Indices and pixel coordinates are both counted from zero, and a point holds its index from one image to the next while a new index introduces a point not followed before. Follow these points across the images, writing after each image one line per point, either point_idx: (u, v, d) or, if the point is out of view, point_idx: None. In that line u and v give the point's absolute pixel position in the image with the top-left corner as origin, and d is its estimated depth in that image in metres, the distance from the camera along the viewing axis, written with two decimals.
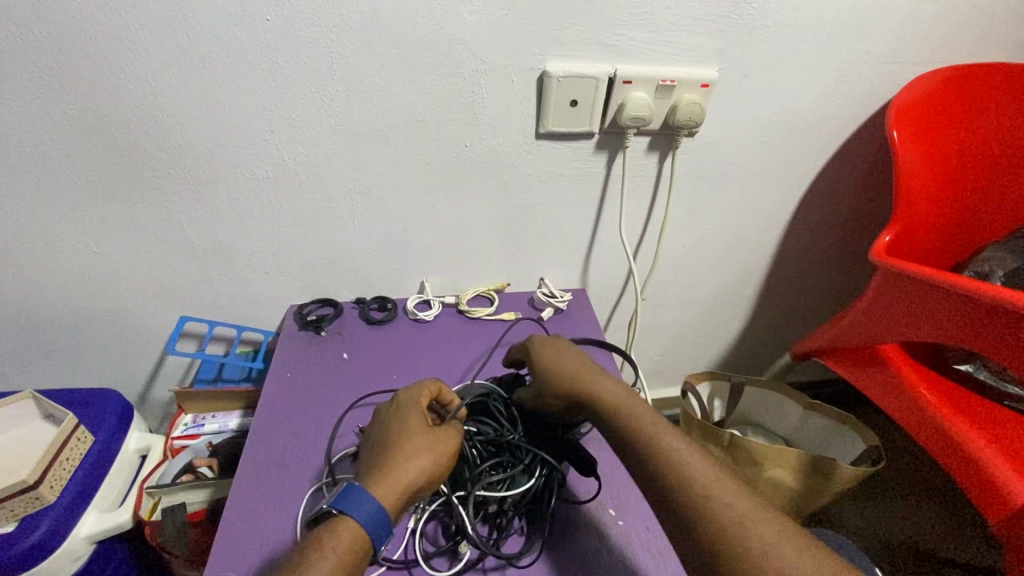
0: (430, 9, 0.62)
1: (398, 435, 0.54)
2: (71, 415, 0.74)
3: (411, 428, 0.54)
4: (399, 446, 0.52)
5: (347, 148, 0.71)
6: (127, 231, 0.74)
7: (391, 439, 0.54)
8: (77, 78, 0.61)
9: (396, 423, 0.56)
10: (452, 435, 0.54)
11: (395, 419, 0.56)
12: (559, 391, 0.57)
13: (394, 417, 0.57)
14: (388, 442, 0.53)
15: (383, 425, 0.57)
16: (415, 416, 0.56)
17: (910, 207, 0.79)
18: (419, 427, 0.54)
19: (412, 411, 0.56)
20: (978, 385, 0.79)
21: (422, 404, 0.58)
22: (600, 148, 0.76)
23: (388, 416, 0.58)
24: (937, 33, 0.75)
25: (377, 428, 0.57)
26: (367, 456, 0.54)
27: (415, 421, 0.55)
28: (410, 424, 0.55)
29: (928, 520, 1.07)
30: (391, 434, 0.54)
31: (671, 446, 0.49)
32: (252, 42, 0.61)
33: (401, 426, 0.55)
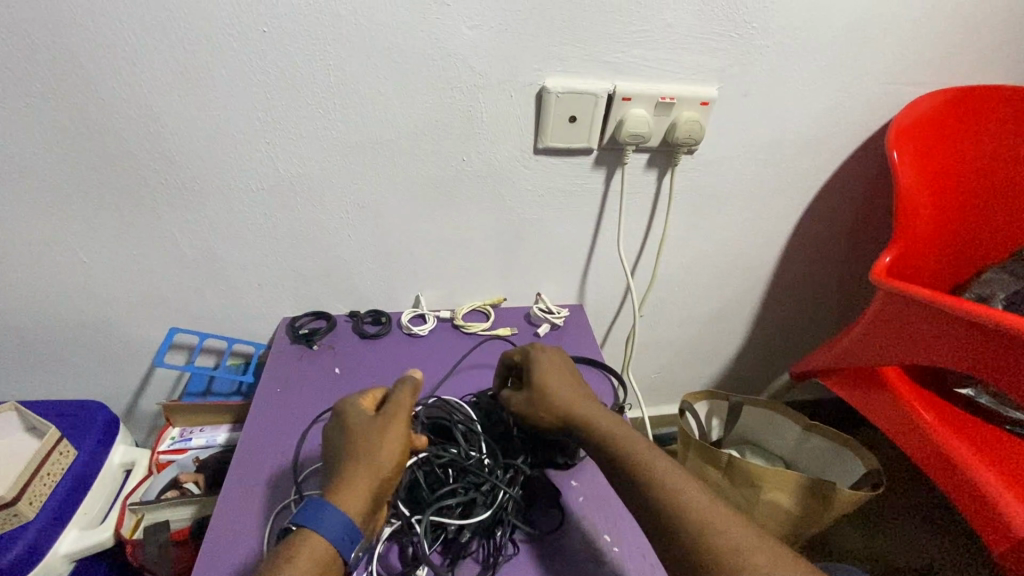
0: (429, 23, 0.61)
1: (341, 440, 0.52)
2: (54, 429, 0.72)
3: (350, 431, 0.52)
4: (344, 452, 0.50)
5: (342, 161, 0.70)
6: (116, 242, 0.73)
7: (337, 446, 0.52)
8: (66, 87, 0.60)
9: (336, 429, 0.54)
10: (396, 421, 0.52)
11: (335, 425, 0.54)
12: (556, 412, 0.57)
13: (333, 423, 0.55)
14: (334, 451, 0.51)
15: (327, 433, 0.54)
16: (352, 416, 0.54)
17: (911, 228, 0.78)
18: (359, 427, 0.52)
19: (347, 411, 0.54)
20: (981, 410, 0.77)
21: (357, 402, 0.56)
22: (598, 164, 0.76)
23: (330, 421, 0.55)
24: (938, 54, 0.75)
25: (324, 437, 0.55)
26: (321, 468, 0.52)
27: (353, 421, 0.53)
28: (349, 425, 0.53)
29: (925, 541, 1.06)
30: (335, 441, 0.52)
31: (669, 476, 0.49)
32: (247, 53, 0.61)
33: (342, 431, 0.53)
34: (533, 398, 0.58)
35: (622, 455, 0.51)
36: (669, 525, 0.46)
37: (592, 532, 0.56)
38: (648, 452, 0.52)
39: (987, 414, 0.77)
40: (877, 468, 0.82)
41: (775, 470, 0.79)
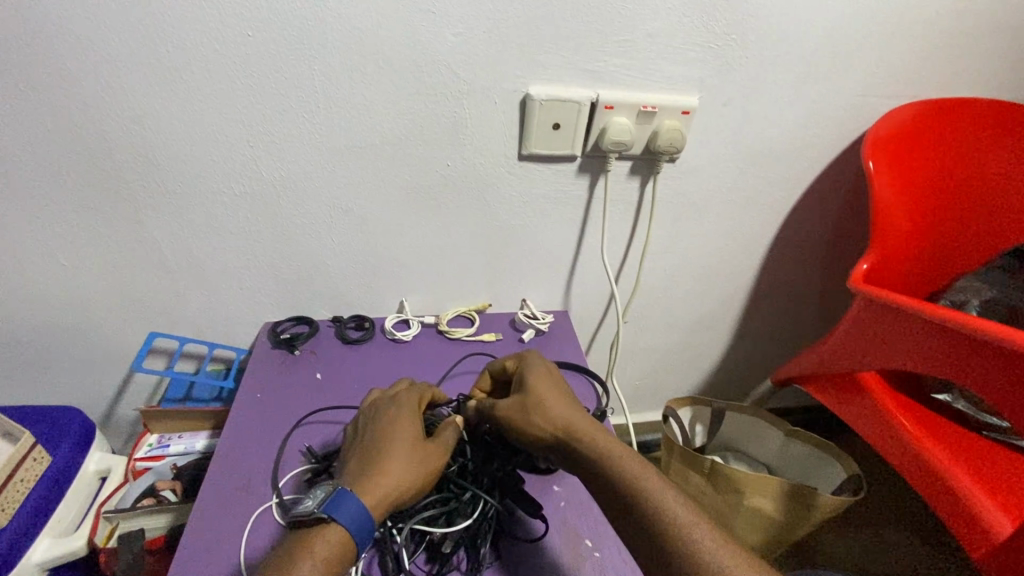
0: (413, 31, 0.62)
1: (396, 438, 0.54)
2: (28, 434, 0.71)
3: (409, 434, 0.54)
4: (395, 450, 0.52)
5: (325, 164, 0.70)
6: (93, 245, 0.72)
7: (388, 440, 0.54)
8: (44, 88, 0.59)
9: (391, 425, 0.56)
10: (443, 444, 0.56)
11: (391, 421, 0.56)
12: (552, 420, 0.55)
13: (389, 420, 0.57)
14: (384, 444, 0.53)
15: (378, 425, 0.56)
16: (412, 420, 0.56)
17: (886, 237, 0.80)
18: (418, 434, 0.55)
19: (405, 415, 0.57)
20: (958, 416, 0.79)
21: (418, 410, 0.59)
22: (582, 171, 0.77)
23: (383, 417, 0.58)
24: (910, 70, 0.77)
25: (371, 427, 0.57)
26: (357, 456, 0.53)
27: (412, 426, 0.55)
28: (409, 428, 0.55)
29: (904, 546, 1.07)
30: (387, 435, 0.54)
31: (650, 484, 0.49)
32: (231, 57, 0.61)
33: (399, 430, 0.55)
34: (526, 402, 0.57)
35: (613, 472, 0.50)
36: (665, 549, 0.45)
37: (573, 541, 0.56)
38: (638, 469, 0.50)
39: (964, 420, 0.78)
40: (857, 473, 0.83)
41: (755, 476, 0.80)
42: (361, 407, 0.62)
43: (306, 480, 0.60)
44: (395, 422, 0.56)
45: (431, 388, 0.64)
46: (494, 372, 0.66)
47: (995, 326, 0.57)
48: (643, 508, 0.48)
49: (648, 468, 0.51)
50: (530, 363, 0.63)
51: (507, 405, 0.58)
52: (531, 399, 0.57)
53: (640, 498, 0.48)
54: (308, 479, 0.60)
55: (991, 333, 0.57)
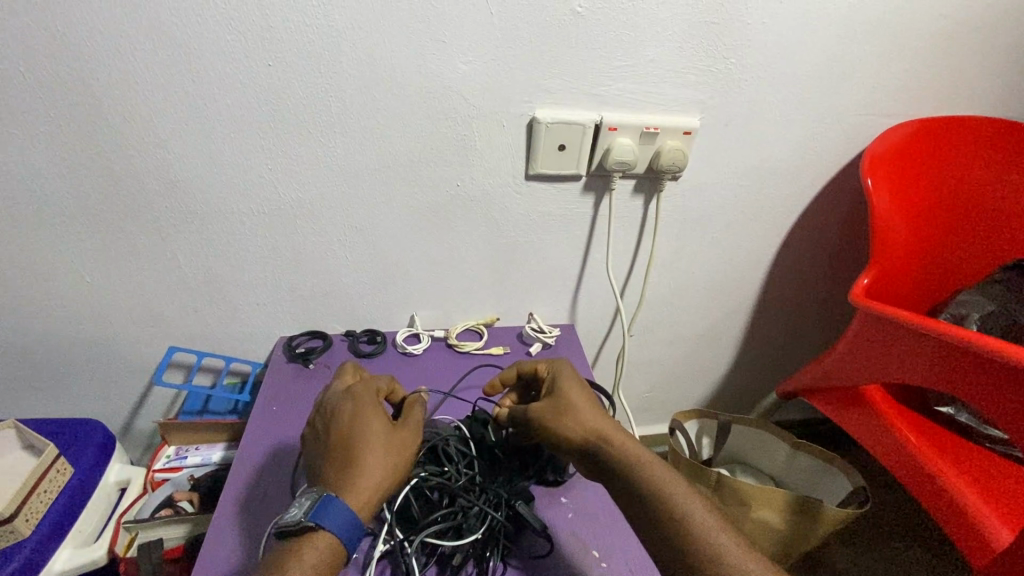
0: (425, 59, 0.65)
1: (363, 431, 0.54)
2: (52, 446, 0.73)
3: (374, 426, 0.54)
4: (367, 445, 0.53)
5: (340, 185, 0.73)
6: (118, 263, 0.75)
7: (357, 436, 0.53)
8: (78, 118, 0.63)
9: (355, 419, 0.55)
10: (410, 433, 0.56)
11: (352, 414, 0.56)
12: (581, 428, 0.55)
13: (351, 416, 0.56)
14: (353, 441, 0.53)
15: (340, 421, 0.56)
16: (374, 411, 0.56)
17: (887, 252, 0.81)
18: (384, 424, 0.55)
19: (367, 409, 0.56)
20: (961, 428, 0.80)
21: (376, 400, 0.58)
22: (587, 190, 0.79)
23: (343, 412, 0.57)
24: (906, 89, 0.79)
25: (334, 422, 0.56)
26: (330, 456, 0.53)
27: (377, 418, 0.55)
28: (373, 420, 0.55)
29: (914, 559, 1.07)
30: (354, 431, 0.54)
31: (669, 486, 0.50)
32: (252, 85, 0.64)
33: (365, 423, 0.55)
34: (558, 404, 0.58)
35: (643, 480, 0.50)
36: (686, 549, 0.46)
37: (580, 550, 0.57)
38: (668, 475, 0.51)
39: (966, 432, 0.79)
40: (863, 486, 0.84)
41: (760, 488, 0.81)
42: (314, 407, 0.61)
43: None
44: (355, 419, 0.55)
45: (382, 380, 0.64)
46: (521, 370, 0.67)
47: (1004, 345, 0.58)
48: (673, 514, 0.48)
49: (674, 474, 0.51)
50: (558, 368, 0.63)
51: (540, 406, 0.58)
52: (559, 404, 0.58)
53: (661, 501, 0.49)
54: None
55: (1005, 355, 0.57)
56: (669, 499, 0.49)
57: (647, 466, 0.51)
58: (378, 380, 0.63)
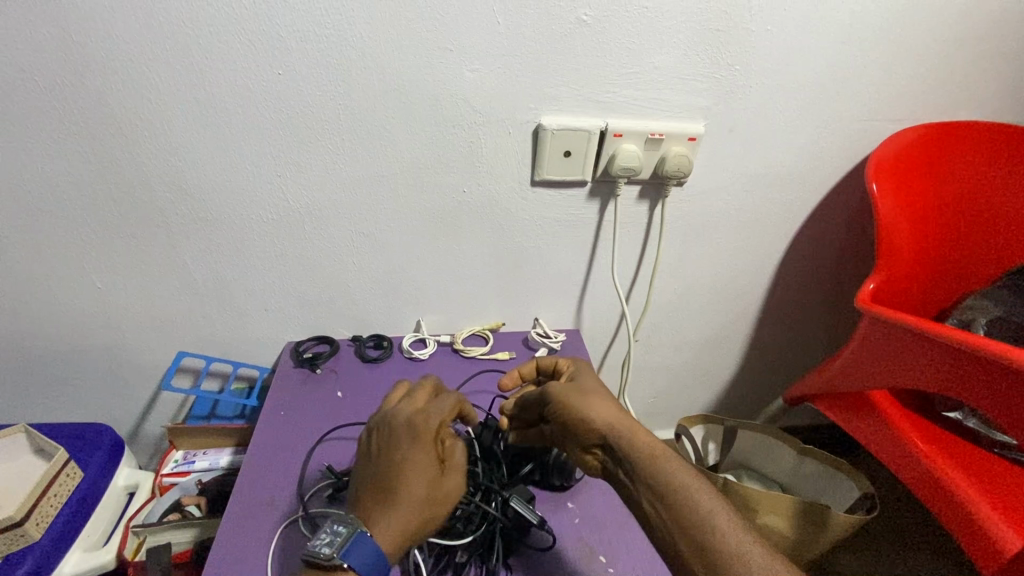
0: (432, 67, 0.66)
1: (411, 470, 0.52)
2: (62, 450, 0.74)
3: (422, 467, 0.52)
4: (410, 484, 0.51)
5: (347, 191, 0.74)
6: (128, 268, 0.76)
7: (405, 471, 0.52)
8: (92, 125, 0.64)
9: (409, 452, 0.53)
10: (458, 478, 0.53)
11: (407, 447, 0.53)
12: (594, 418, 0.56)
13: (403, 447, 0.54)
14: (399, 475, 0.51)
15: (394, 449, 0.54)
16: (429, 449, 0.53)
17: (893, 256, 0.81)
18: (434, 467, 0.52)
19: (422, 443, 0.54)
20: (969, 435, 0.79)
21: (437, 434, 0.55)
22: (592, 196, 0.80)
23: (397, 438, 0.54)
24: (911, 95, 0.80)
25: (388, 448, 0.54)
26: (372, 485, 0.52)
27: (429, 456, 0.53)
28: (424, 458, 0.53)
29: (924, 566, 1.06)
30: (404, 464, 0.52)
31: (674, 472, 0.50)
32: (263, 93, 0.65)
33: (415, 459, 0.52)
34: (580, 390, 0.60)
35: (651, 474, 0.50)
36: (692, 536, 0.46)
37: (586, 556, 0.57)
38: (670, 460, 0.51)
39: (975, 438, 0.78)
40: (870, 492, 0.83)
41: (767, 494, 0.81)
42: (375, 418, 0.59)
43: (328, 495, 0.62)
44: (408, 454, 0.53)
45: (454, 399, 0.60)
46: (543, 364, 0.69)
47: (1007, 349, 0.58)
48: (676, 503, 0.48)
49: (678, 460, 0.51)
50: (580, 367, 0.66)
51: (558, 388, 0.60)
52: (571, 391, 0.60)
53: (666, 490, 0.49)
54: (331, 494, 0.62)
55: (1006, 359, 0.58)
56: (678, 494, 0.48)
57: (657, 460, 0.51)
58: (449, 400, 0.60)
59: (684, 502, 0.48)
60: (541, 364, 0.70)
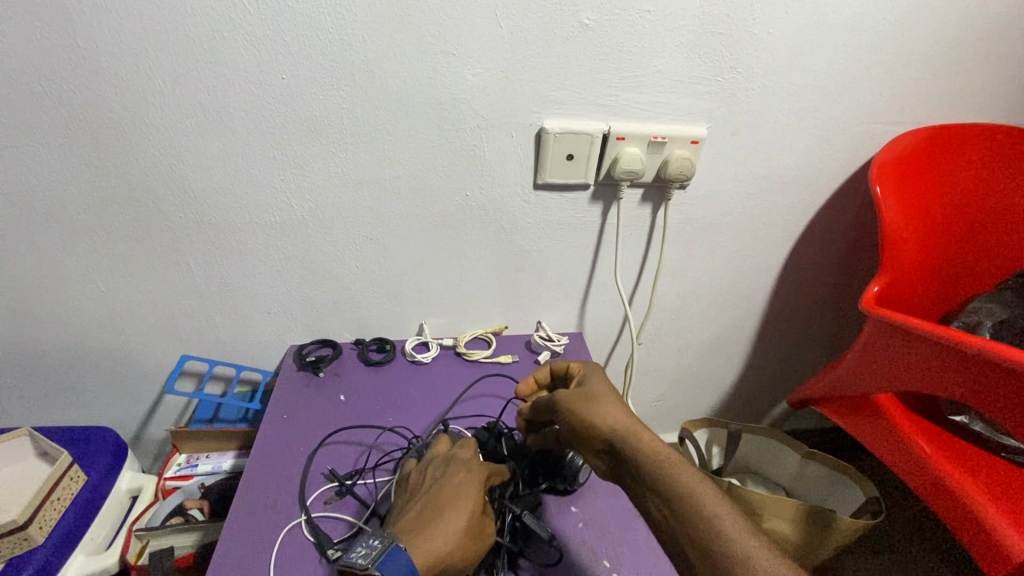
0: (435, 71, 0.66)
1: (457, 503, 0.52)
2: (66, 454, 0.74)
3: (468, 502, 0.53)
4: (454, 513, 0.51)
5: (351, 194, 0.74)
6: (132, 271, 0.76)
7: (450, 501, 0.53)
8: (97, 129, 0.65)
9: (458, 487, 0.54)
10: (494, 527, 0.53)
11: (456, 484, 0.55)
12: (606, 425, 0.54)
13: (452, 482, 0.55)
14: (444, 505, 0.52)
15: (443, 484, 0.55)
16: (477, 489, 0.55)
17: (897, 259, 0.81)
18: (478, 505, 0.53)
19: (468, 482, 0.55)
20: (976, 438, 0.79)
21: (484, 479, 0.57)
22: (595, 199, 0.80)
23: (445, 475, 0.56)
24: (914, 97, 0.80)
25: (437, 483, 0.56)
26: (415, 512, 0.53)
27: (476, 494, 0.54)
28: (471, 495, 0.54)
29: (931, 572, 1.05)
30: (450, 497, 0.53)
31: (676, 472, 0.50)
32: (267, 97, 0.65)
33: (463, 493, 0.54)
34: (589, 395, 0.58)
35: (659, 476, 0.50)
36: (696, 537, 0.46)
37: (589, 558, 0.57)
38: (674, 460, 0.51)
39: (981, 441, 0.78)
40: (876, 497, 0.83)
41: (771, 498, 0.80)
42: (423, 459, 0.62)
43: (330, 499, 0.62)
44: (455, 487, 0.54)
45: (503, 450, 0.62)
46: (554, 368, 0.68)
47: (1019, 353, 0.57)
48: (679, 502, 0.48)
49: (681, 460, 0.51)
50: (592, 368, 0.64)
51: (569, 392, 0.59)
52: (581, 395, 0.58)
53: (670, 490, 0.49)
54: (334, 497, 0.62)
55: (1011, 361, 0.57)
56: (686, 496, 0.48)
57: (665, 462, 0.50)
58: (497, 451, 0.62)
59: (691, 503, 0.48)
60: (553, 369, 0.68)
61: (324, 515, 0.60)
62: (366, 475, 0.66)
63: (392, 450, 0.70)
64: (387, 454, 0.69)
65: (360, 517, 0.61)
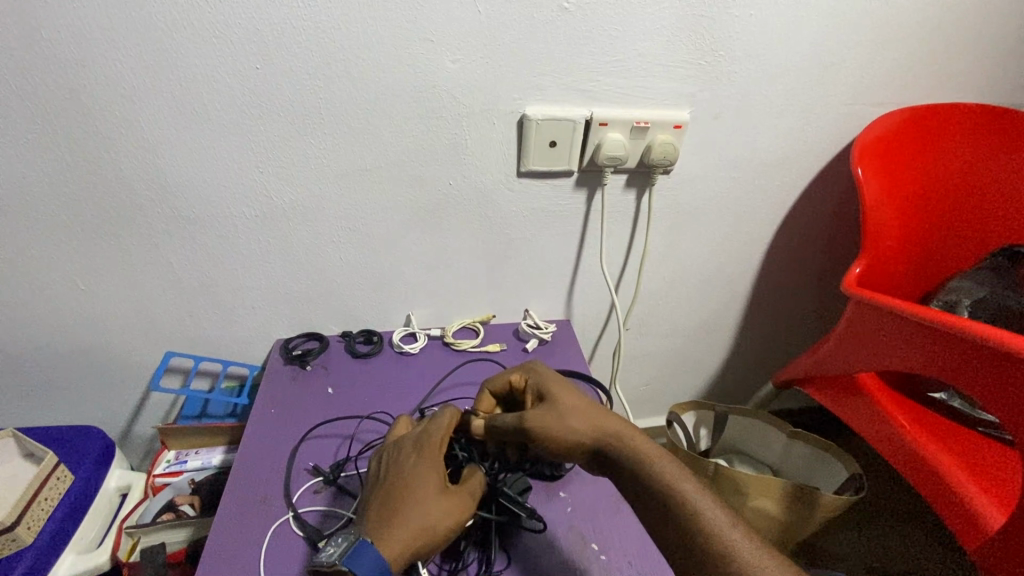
0: (413, 58, 0.65)
1: (417, 487, 0.53)
2: (51, 453, 0.74)
3: (427, 483, 0.53)
4: (414, 496, 0.52)
5: (333, 185, 0.73)
6: (110, 268, 0.75)
7: (410, 488, 0.53)
8: (65, 124, 0.63)
9: (415, 470, 0.54)
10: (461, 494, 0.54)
11: (412, 465, 0.55)
12: (581, 431, 0.55)
13: (410, 466, 0.55)
14: (405, 492, 0.52)
15: (400, 468, 0.55)
16: (434, 465, 0.55)
17: (877, 240, 0.82)
18: (437, 479, 0.54)
19: (426, 461, 0.55)
20: (955, 414, 0.81)
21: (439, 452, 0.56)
22: (579, 186, 0.79)
23: (404, 460, 0.56)
24: (895, 77, 0.80)
25: (393, 467, 0.56)
26: (377, 500, 0.53)
27: (433, 470, 0.54)
28: (430, 476, 0.53)
29: (910, 545, 1.08)
30: (410, 482, 0.53)
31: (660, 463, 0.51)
32: (240, 87, 0.64)
33: (420, 473, 0.54)
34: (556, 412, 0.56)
35: (647, 475, 0.51)
36: (682, 521, 0.48)
37: (579, 544, 0.57)
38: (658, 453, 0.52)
39: (960, 417, 0.80)
40: (859, 472, 0.84)
41: (757, 477, 0.82)
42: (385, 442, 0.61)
43: (320, 493, 0.63)
44: (412, 471, 0.54)
45: (453, 410, 0.61)
46: (496, 389, 0.65)
47: (1001, 334, 0.57)
48: (664, 488, 0.50)
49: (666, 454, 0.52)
50: (537, 374, 0.62)
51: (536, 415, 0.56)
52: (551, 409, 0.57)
53: (653, 478, 0.50)
54: (321, 489, 0.63)
55: (997, 340, 0.57)
56: (676, 494, 0.49)
57: (652, 463, 0.51)
58: (447, 413, 0.60)
59: (680, 500, 0.49)
60: (495, 390, 0.65)
61: (313, 509, 0.60)
62: (352, 467, 0.66)
63: (376, 440, 0.70)
64: (370, 444, 0.69)
65: (347, 508, 0.61)
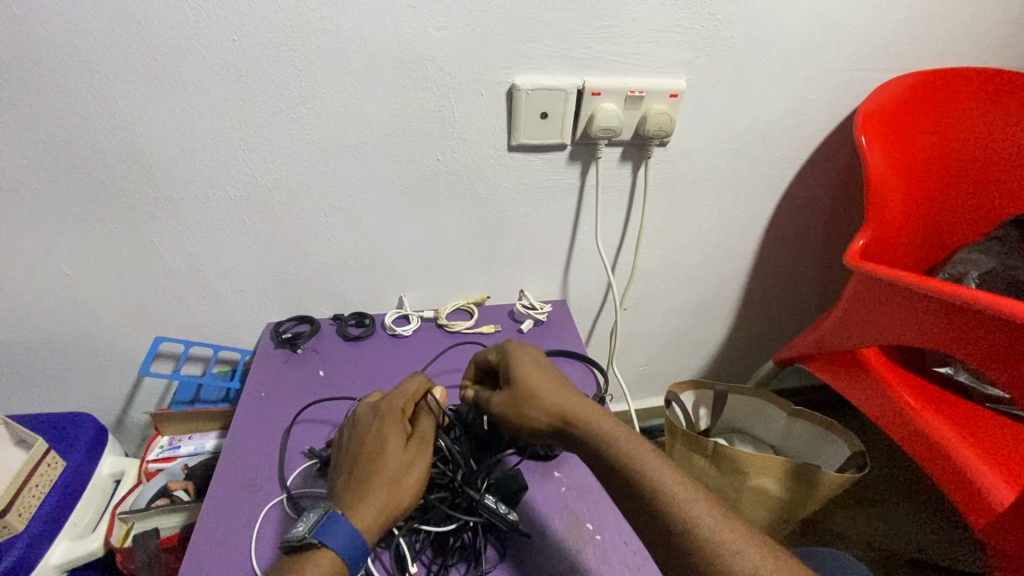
0: (394, 26, 0.62)
1: (380, 452, 0.52)
2: (41, 440, 0.73)
3: (391, 446, 0.53)
4: (379, 462, 0.51)
5: (318, 162, 0.71)
6: (92, 251, 0.73)
7: (374, 455, 0.52)
8: (34, 100, 0.60)
9: (378, 435, 0.54)
10: (425, 451, 0.53)
11: (374, 432, 0.55)
12: (543, 406, 0.54)
13: (372, 433, 0.55)
14: (370, 459, 0.52)
15: (363, 438, 0.55)
16: (397, 430, 0.54)
17: (882, 212, 0.79)
18: (399, 441, 0.53)
19: (387, 425, 0.55)
20: (962, 389, 0.79)
21: (403, 417, 0.56)
22: (573, 160, 0.77)
23: (367, 429, 0.56)
24: (902, 39, 0.76)
25: (358, 436, 0.56)
26: (343, 474, 0.52)
27: (395, 435, 0.54)
28: (392, 439, 0.53)
29: (913, 521, 1.07)
30: (373, 449, 0.53)
31: (654, 472, 0.48)
32: (215, 60, 0.61)
33: (382, 438, 0.53)
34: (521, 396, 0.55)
35: (633, 474, 0.48)
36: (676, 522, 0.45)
37: (574, 526, 0.56)
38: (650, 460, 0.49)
39: (966, 393, 0.78)
40: (861, 450, 0.82)
41: (758, 455, 0.80)
42: (350, 415, 0.61)
43: (312, 475, 0.62)
44: (374, 436, 0.54)
45: (418, 379, 0.62)
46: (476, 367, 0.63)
47: (1002, 302, 0.56)
48: (651, 490, 0.47)
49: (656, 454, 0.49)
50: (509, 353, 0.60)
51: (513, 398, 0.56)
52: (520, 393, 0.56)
53: (641, 480, 0.47)
54: (314, 471, 0.62)
55: (993, 307, 0.56)
56: (663, 494, 0.46)
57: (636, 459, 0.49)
58: (410, 383, 0.61)
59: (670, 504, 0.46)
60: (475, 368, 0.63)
61: (305, 491, 0.60)
62: None
63: None
64: None
65: None
